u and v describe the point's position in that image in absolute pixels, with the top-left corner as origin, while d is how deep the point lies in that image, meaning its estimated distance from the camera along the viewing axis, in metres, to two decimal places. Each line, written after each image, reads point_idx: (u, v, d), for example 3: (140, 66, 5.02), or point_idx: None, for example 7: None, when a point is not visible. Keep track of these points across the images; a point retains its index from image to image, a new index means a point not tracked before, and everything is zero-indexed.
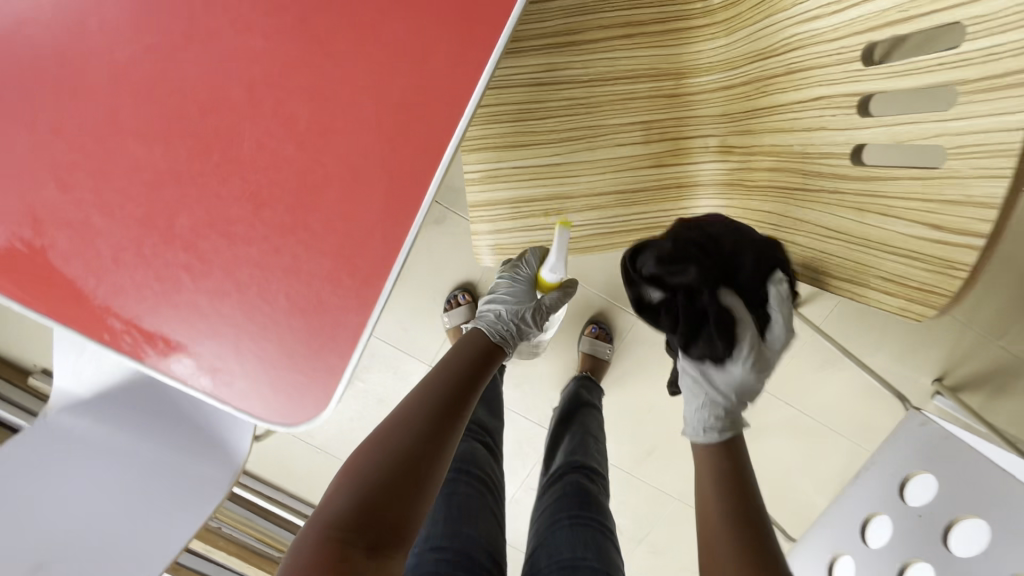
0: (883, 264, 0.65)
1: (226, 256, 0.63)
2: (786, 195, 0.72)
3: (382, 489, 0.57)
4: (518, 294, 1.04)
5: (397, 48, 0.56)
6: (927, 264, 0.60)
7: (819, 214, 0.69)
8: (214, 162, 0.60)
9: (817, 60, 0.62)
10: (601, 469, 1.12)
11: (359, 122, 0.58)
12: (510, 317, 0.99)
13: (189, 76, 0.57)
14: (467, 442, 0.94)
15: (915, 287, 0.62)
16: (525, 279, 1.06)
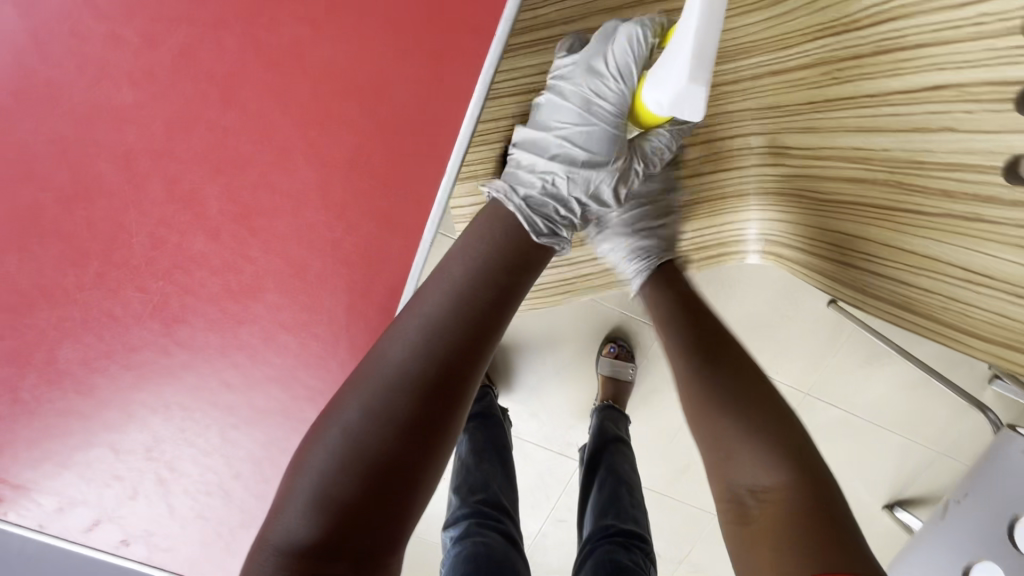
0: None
1: (139, 393, 0.45)
2: (878, 210, 0.54)
3: (388, 446, 0.38)
4: (597, 141, 0.55)
5: (331, 78, 0.37)
6: None
7: (945, 244, 0.50)
8: (94, 275, 0.41)
9: (936, 35, 0.44)
10: (643, 531, 0.99)
11: (297, 195, 0.41)
12: (575, 195, 0.56)
13: (30, 155, 0.36)
14: (481, 536, 0.83)
15: None
16: (614, 108, 0.55)
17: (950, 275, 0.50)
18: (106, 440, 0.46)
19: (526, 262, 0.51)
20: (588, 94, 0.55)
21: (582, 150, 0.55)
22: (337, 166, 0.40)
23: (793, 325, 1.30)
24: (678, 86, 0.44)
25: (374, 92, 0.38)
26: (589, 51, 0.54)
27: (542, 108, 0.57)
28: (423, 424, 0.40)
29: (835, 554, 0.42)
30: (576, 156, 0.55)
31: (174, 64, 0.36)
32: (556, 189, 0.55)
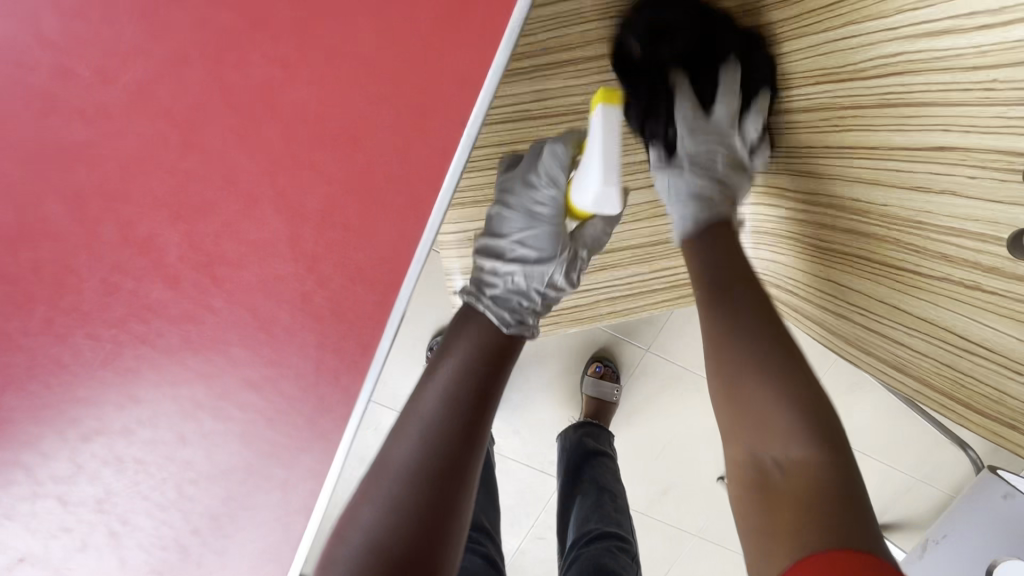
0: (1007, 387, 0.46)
1: (87, 444, 0.42)
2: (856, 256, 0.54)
3: (410, 548, 0.38)
4: (540, 241, 0.60)
5: (308, 124, 0.34)
6: None
7: (944, 309, 0.48)
8: (41, 320, 0.38)
9: (942, 95, 0.43)
10: (627, 535, 0.95)
11: (265, 245, 0.38)
12: (530, 287, 0.59)
13: None
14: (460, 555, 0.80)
15: None
16: (550, 210, 0.59)
17: (947, 341, 0.49)
18: (51, 493, 0.42)
19: (506, 349, 0.50)
20: (525, 202, 0.59)
21: (528, 250, 0.59)
22: (309, 216, 0.37)
23: None
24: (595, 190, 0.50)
25: (352, 139, 0.35)
26: (523, 166, 0.59)
27: (492, 222, 0.61)
28: (438, 516, 0.40)
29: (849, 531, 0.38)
30: (528, 255, 0.59)
31: (131, 103, 0.33)
32: (517, 287, 0.58)
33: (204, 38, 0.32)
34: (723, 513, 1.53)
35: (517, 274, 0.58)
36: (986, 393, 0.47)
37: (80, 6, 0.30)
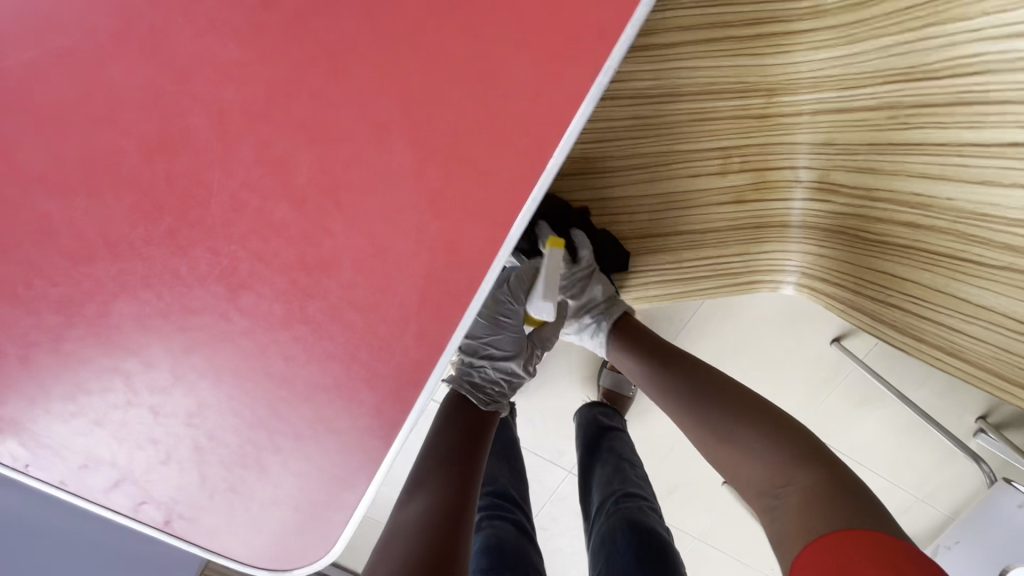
0: None
1: (188, 358, 0.44)
2: (910, 252, 0.58)
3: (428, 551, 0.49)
4: (506, 341, 0.75)
5: (448, 63, 0.37)
6: None
7: (1000, 296, 0.51)
8: (165, 231, 0.40)
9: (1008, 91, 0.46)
10: (650, 495, 0.97)
11: (390, 176, 0.39)
12: (497, 375, 0.74)
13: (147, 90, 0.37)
14: (492, 526, 0.84)
15: None
16: (514, 320, 0.76)
17: (1008, 327, 0.51)
18: (148, 400, 0.44)
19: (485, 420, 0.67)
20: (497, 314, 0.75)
21: (499, 352, 0.75)
22: (436, 152, 0.38)
23: (793, 358, 1.40)
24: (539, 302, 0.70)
25: (483, 82, 0.37)
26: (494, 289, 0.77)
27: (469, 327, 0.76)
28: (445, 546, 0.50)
29: (844, 511, 0.45)
30: (492, 352, 0.75)
31: (290, 27, 0.36)
32: (489, 376, 0.73)
33: None
34: (727, 518, 1.55)
35: (489, 368, 0.73)
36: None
37: None
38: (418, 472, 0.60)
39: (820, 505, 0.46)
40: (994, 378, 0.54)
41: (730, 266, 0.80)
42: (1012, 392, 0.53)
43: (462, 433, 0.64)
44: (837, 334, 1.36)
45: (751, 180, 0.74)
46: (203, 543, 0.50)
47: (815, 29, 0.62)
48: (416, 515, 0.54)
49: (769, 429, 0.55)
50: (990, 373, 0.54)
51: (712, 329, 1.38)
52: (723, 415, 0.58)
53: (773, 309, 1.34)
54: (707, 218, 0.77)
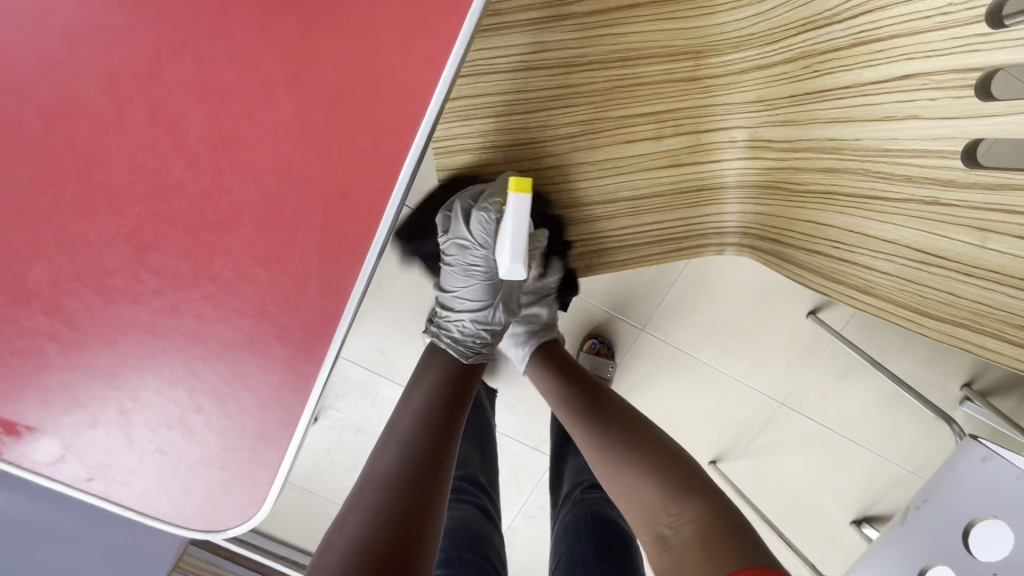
0: (951, 289, 0.49)
1: (107, 321, 0.45)
2: (823, 198, 0.59)
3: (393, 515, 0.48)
4: (480, 291, 0.77)
5: (322, 17, 0.37)
6: (1010, 293, 0.45)
7: (903, 229, 0.51)
8: (71, 198, 0.41)
9: (899, 27, 0.46)
10: None
11: (279, 130, 0.41)
12: (476, 325, 0.77)
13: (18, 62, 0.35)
14: (458, 509, 0.78)
15: (997, 317, 0.47)
16: (485, 265, 0.78)
17: (909, 258, 0.52)
18: (70, 365, 0.46)
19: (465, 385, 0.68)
20: (466, 260, 0.78)
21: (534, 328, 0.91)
22: (321, 103, 0.40)
23: (769, 333, 1.39)
24: (507, 265, 0.72)
25: (359, 34, 0.38)
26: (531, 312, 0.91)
27: (441, 283, 0.80)
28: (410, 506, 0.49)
29: (740, 553, 0.43)
30: (470, 305, 0.78)
31: None
32: (469, 330, 0.77)
33: None
34: None
35: (466, 322, 0.77)
36: (936, 296, 0.51)
37: None
38: (392, 436, 0.58)
39: (717, 543, 0.44)
40: (905, 312, 0.54)
41: (673, 229, 0.82)
42: (916, 321, 0.54)
43: (438, 411, 0.61)
44: (813, 307, 1.36)
45: (686, 143, 0.74)
46: (138, 506, 0.53)
47: None
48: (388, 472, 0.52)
49: (664, 460, 0.53)
50: (901, 307, 0.54)
51: (689, 308, 1.37)
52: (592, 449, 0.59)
53: (746, 284, 1.34)
54: (645, 184, 0.78)
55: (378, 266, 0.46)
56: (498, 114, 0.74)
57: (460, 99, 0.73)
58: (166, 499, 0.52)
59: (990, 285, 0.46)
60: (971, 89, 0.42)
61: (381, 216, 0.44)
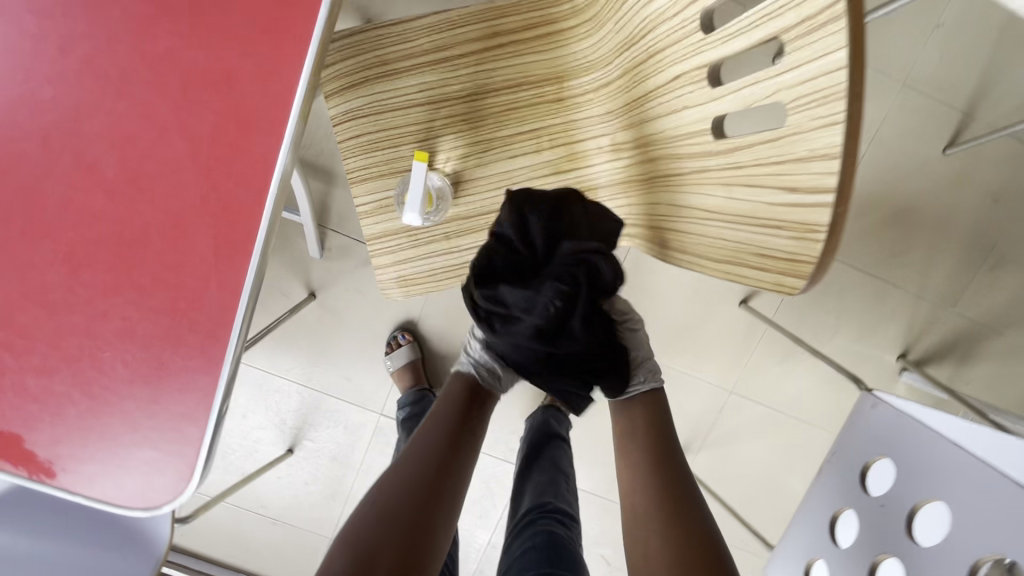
0: (723, 236, 0.62)
1: (49, 329, 0.56)
2: (653, 182, 0.70)
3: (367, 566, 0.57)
4: None
5: (200, 75, 0.51)
6: (749, 231, 0.59)
7: (687, 194, 0.64)
8: (19, 230, 0.54)
9: (664, 39, 0.58)
10: (573, 512, 1.00)
11: (172, 160, 0.53)
12: None
13: None
14: None
15: (752, 250, 0.60)
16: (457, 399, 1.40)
17: (698, 214, 0.64)
18: (24, 369, 0.57)
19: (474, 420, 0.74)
20: None
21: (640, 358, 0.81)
22: (202, 137, 0.52)
23: (708, 324, 1.48)
24: (407, 214, 0.84)
25: (226, 83, 0.51)
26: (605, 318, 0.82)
27: None
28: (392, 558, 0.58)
29: None
30: None
31: (84, 69, 0.51)
32: None
33: (133, 25, 0.51)
34: None
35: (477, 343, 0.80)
36: (717, 244, 0.64)
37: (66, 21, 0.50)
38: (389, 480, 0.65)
39: None
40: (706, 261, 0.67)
41: None
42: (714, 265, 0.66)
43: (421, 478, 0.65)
44: (745, 296, 1.47)
45: (564, 153, 0.85)
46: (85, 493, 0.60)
47: (578, 24, 0.79)
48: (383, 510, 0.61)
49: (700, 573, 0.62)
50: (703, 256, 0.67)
51: None
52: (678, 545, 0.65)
53: (678, 280, 1.45)
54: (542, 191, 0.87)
55: (260, 264, 0.54)
56: (398, 147, 0.86)
57: (363, 137, 0.86)
58: (110, 483, 0.60)
59: (740, 229, 0.60)
60: (705, 79, 0.55)
61: (258, 219, 0.53)
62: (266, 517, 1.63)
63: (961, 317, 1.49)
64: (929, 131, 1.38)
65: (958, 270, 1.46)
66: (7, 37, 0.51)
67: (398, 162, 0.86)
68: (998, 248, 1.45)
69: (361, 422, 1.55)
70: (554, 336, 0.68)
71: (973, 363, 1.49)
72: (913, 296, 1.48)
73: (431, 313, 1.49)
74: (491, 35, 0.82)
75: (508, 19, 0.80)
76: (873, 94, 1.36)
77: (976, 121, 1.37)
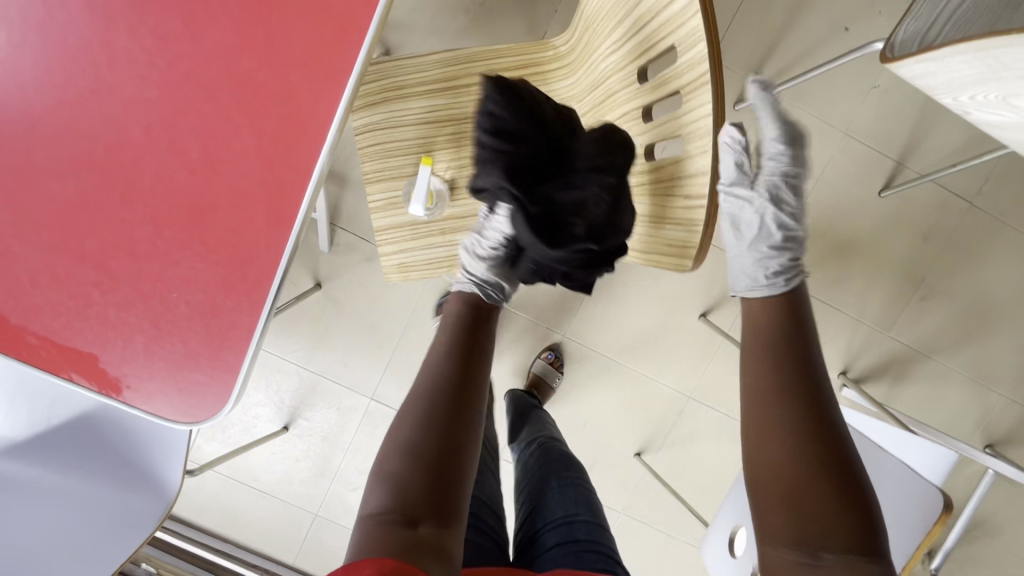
0: (652, 232, 0.90)
1: (131, 272, 0.73)
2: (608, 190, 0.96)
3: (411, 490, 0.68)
4: None
5: (268, 90, 0.70)
6: (667, 229, 0.86)
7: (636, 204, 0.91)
8: (119, 196, 0.72)
9: (617, 85, 0.83)
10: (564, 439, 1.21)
11: (241, 150, 0.71)
12: None
13: (108, 119, 0.70)
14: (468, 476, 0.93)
15: (667, 244, 0.87)
16: None
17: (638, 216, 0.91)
18: (106, 302, 0.73)
19: (473, 365, 0.82)
20: None
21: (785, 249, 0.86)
22: (265, 135, 0.71)
23: (671, 333, 1.66)
24: (413, 206, 1.01)
25: (288, 97, 0.70)
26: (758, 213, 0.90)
27: None
28: (432, 490, 0.69)
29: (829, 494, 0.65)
30: None
31: (182, 80, 0.69)
32: None
33: (221, 49, 0.69)
34: (645, 490, 1.75)
35: (482, 267, 0.96)
36: (647, 239, 0.91)
37: (172, 45, 0.69)
38: (404, 431, 0.73)
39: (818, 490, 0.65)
40: (639, 253, 0.94)
41: None
42: (645, 256, 0.93)
43: (432, 425, 0.73)
44: (705, 311, 1.65)
45: None
46: (144, 406, 0.76)
47: (557, 67, 1.00)
48: (410, 448, 0.71)
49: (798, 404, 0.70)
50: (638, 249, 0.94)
51: (602, 314, 1.64)
52: (797, 422, 0.69)
53: (645, 292, 1.63)
54: None
55: (301, 231, 0.72)
56: (408, 155, 1.04)
57: (378, 145, 1.04)
58: (163, 400, 0.76)
59: (660, 225, 0.87)
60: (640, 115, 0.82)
61: (302, 198, 0.72)
62: (257, 491, 1.76)
63: (895, 341, 1.68)
64: (867, 175, 1.59)
65: (892, 298, 1.66)
66: (128, 52, 0.69)
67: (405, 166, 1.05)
68: (927, 281, 1.65)
69: (352, 405, 1.70)
70: (607, 231, 0.81)
71: (904, 383, 1.68)
72: (853, 320, 1.67)
73: (424, 309, 1.66)
74: (489, 72, 1.03)
75: (502, 59, 1.02)
76: (819, 141, 1.58)
77: (908, 168, 1.58)
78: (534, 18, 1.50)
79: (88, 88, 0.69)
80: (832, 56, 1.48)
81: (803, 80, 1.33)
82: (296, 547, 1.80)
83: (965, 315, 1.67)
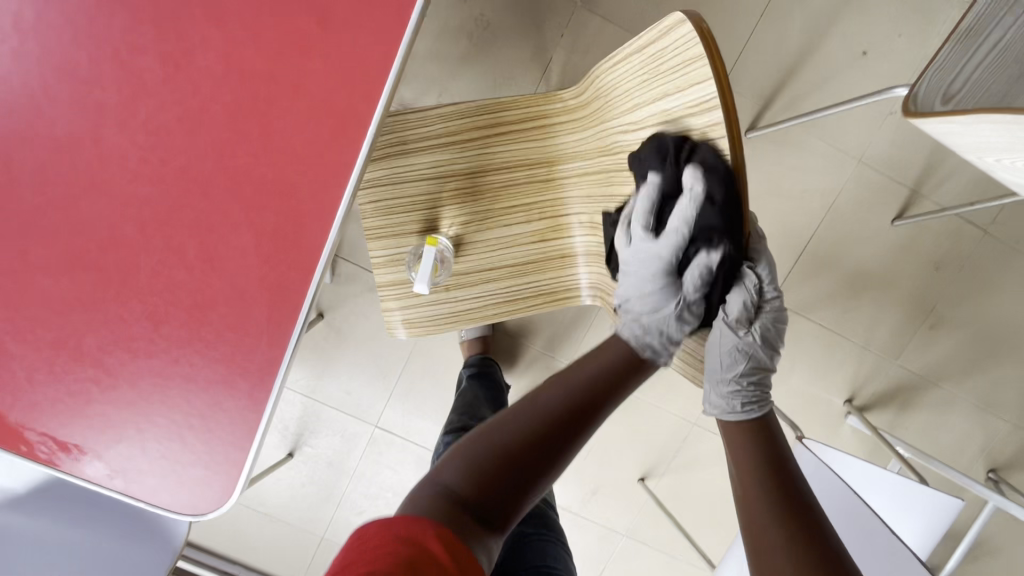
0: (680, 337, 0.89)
1: (130, 369, 0.71)
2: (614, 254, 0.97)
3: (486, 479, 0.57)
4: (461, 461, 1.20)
5: (266, 187, 0.67)
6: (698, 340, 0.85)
7: None
8: (114, 295, 0.69)
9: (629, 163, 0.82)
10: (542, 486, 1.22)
11: (239, 247, 0.68)
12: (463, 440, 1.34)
13: (100, 217, 0.67)
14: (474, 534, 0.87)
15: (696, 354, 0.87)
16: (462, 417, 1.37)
17: None
18: (107, 400, 0.71)
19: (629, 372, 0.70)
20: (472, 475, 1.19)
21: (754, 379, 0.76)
22: (263, 232, 0.68)
23: None
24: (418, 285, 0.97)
25: (287, 193, 0.67)
26: (743, 339, 0.76)
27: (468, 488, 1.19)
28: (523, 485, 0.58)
29: None
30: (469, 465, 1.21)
31: (177, 176, 0.66)
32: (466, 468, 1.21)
33: (216, 145, 0.65)
34: (647, 513, 1.76)
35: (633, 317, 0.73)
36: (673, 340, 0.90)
37: (165, 141, 0.65)
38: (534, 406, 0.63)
39: None
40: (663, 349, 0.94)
41: (553, 287, 1.06)
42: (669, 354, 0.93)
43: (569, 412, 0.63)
44: None
45: (549, 225, 1.03)
46: (147, 498, 0.75)
47: (565, 120, 0.96)
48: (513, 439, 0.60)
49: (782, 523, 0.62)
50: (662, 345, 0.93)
51: None
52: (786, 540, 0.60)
53: None
54: (530, 253, 1.04)
55: (303, 329, 0.70)
56: (411, 211, 1.01)
57: (380, 202, 1.01)
58: (167, 492, 0.75)
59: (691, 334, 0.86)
60: None
61: (304, 295, 0.70)
62: (262, 514, 1.77)
63: (902, 369, 1.66)
64: (880, 204, 1.55)
65: (902, 327, 1.64)
66: (120, 149, 0.65)
67: (408, 223, 1.02)
68: (937, 310, 1.63)
69: (355, 431, 1.70)
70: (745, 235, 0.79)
71: (908, 411, 1.67)
72: (860, 348, 1.65)
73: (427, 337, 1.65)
74: (496, 125, 0.98)
75: (508, 112, 0.97)
76: (832, 169, 1.53)
77: (924, 198, 1.54)
78: (541, 44, 1.44)
79: (78, 185, 0.66)
80: (850, 83, 1.43)
81: (820, 116, 1.28)
82: (302, 566, 1.82)
83: (975, 344, 1.65)
